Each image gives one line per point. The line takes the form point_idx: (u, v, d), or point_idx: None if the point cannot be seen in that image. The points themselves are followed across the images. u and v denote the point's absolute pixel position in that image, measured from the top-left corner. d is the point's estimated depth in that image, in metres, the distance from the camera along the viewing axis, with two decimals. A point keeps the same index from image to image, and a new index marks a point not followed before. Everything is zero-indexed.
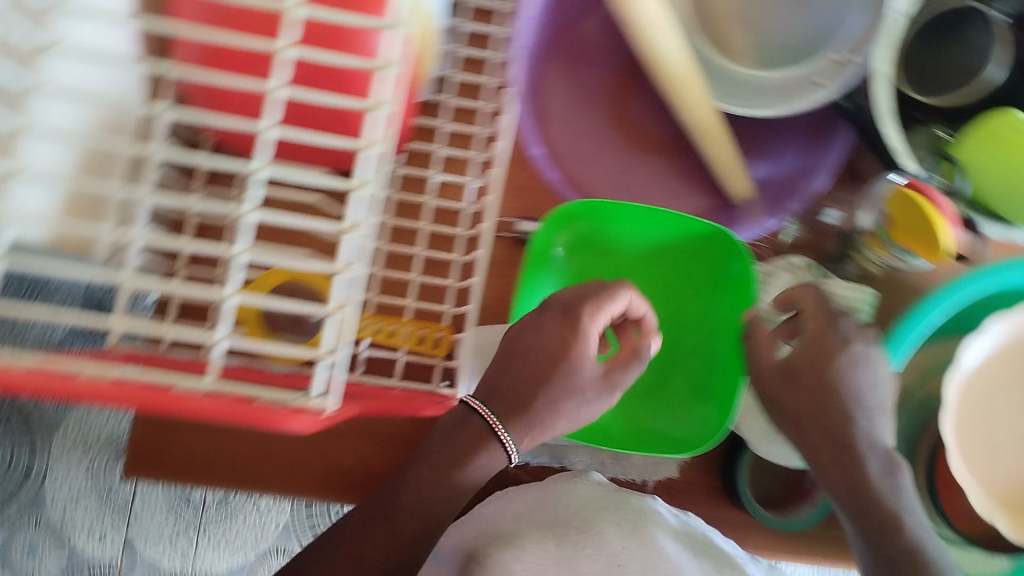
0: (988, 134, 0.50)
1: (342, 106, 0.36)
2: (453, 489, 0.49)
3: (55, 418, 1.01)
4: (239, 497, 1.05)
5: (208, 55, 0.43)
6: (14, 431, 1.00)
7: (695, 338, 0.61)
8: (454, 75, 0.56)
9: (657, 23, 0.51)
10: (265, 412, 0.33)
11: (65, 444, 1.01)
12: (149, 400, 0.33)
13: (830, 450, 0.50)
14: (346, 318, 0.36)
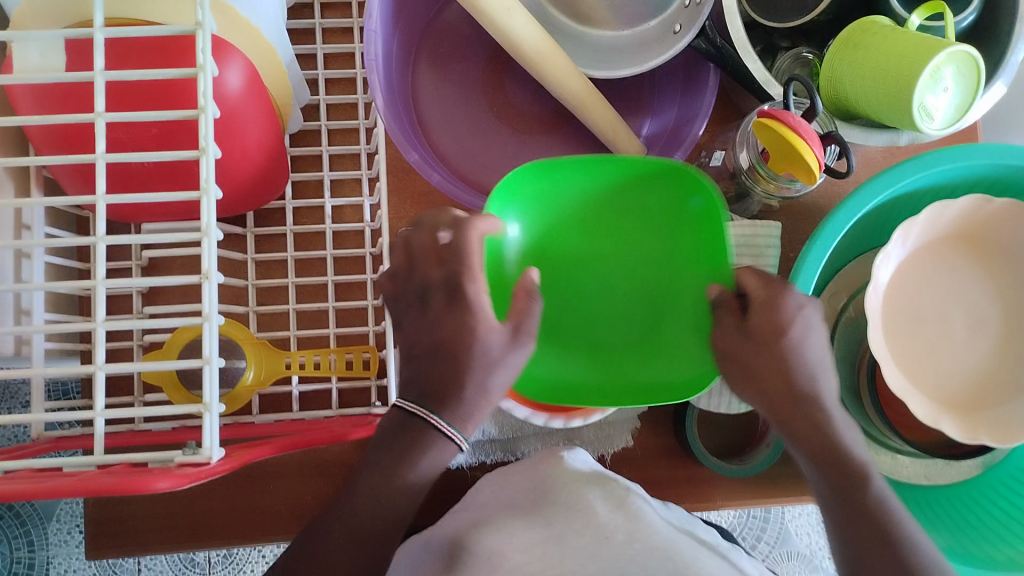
0: (852, 47, 0.51)
1: (178, 158, 0.36)
2: (406, 489, 0.45)
3: (43, 510, 0.90)
4: (244, 549, 0.95)
5: (62, 139, 0.44)
6: (10, 528, 0.90)
7: (672, 287, 0.52)
8: (325, 97, 0.57)
9: (502, 4, 0.50)
10: (130, 478, 0.30)
11: (63, 530, 0.91)
12: (23, 498, 0.30)
13: (787, 405, 0.46)
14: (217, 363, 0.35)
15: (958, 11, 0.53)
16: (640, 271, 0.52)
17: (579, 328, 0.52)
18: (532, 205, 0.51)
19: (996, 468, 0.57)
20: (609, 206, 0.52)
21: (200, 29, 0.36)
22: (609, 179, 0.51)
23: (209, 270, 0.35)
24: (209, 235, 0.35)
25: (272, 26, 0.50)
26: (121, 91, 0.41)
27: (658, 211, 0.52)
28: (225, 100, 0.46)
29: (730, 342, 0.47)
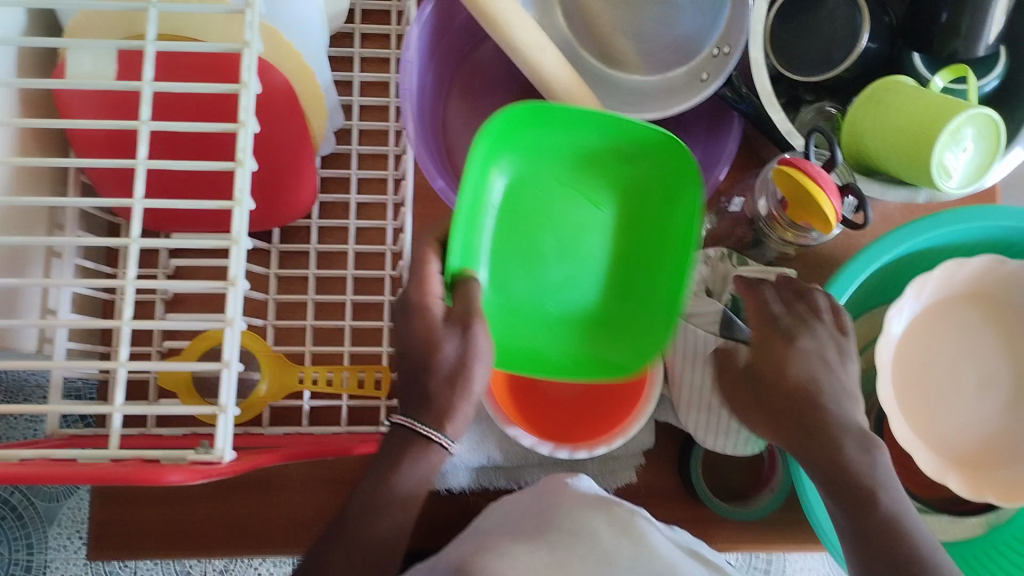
0: (875, 103, 0.52)
1: (215, 169, 0.38)
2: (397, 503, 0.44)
3: (45, 514, 0.90)
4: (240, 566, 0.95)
5: (107, 144, 0.46)
6: (11, 529, 0.90)
7: (645, 260, 0.54)
8: (358, 123, 0.59)
9: (535, 43, 0.52)
10: (143, 469, 0.31)
11: (63, 535, 0.90)
12: (38, 481, 0.31)
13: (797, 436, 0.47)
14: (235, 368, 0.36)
15: (982, 75, 0.55)
16: (625, 236, 0.54)
17: (528, 290, 0.53)
18: (510, 129, 0.49)
19: (1000, 529, 0.56)
20: (599, 170, 0.53)
21: (245, 48, 0.37)
22: (606, 144, 0.52)
23: (234, 275, 0.36)
24: (238, 243, 0.36)
25: (313, 52, 0.52)
26: (168, 102, 0.43)
27: (644, 177, 0.53)
28: None
29: (763, 372, 0.50)
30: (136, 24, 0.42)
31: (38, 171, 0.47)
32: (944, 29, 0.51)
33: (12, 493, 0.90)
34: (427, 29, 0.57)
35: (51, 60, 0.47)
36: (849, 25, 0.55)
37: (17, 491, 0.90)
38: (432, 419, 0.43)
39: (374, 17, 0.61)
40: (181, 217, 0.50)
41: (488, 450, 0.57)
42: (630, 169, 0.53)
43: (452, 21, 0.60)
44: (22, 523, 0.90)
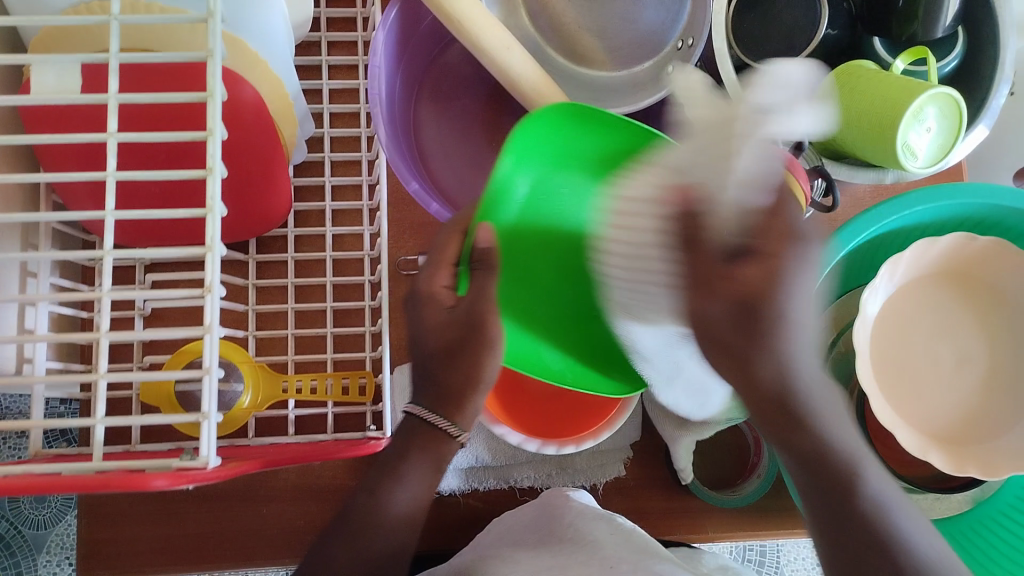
0: (839, 88, 0.52)
1: (186, 179, 0.38)
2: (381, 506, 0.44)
3: (33, 542, 0.89)
4: None
5: (77, 158, 0.46)
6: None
7: None
8: (329, 130, 0.59)
9: (503, 43, 0.52)
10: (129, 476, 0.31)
11: (53, 562, 0.89)
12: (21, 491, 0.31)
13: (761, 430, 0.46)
14: (217, 373, 0.36)
15: (942, 56, 0.55)
16: None
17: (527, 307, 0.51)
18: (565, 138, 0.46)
19: (985, 503, 0.57)
20: None
21: (209, 57, 0.37)
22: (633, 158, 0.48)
23: (210, 282, 0.36)
24: (212, 251, 0.36)
25: (282, 61, 0.52)
26: (135, 113, 0.43)
27: None
28: None
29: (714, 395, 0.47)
30: (99, 39, 0.42)
31: (6, 189, 0.47)
32: (902, 14, 0.52)
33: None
34: (391, 35, 0.57)
35: (13, 78, 0.47)
36: (810, 13, 0.56)
37: (3, 520, 0.89)
38: (433, 400, 0.45)
39: (341, 24, 0.61)
40: (158, 231, 0.50)
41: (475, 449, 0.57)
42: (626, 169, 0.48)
43: (417, 27, 0.60)
44: (11, 552, 0.89)
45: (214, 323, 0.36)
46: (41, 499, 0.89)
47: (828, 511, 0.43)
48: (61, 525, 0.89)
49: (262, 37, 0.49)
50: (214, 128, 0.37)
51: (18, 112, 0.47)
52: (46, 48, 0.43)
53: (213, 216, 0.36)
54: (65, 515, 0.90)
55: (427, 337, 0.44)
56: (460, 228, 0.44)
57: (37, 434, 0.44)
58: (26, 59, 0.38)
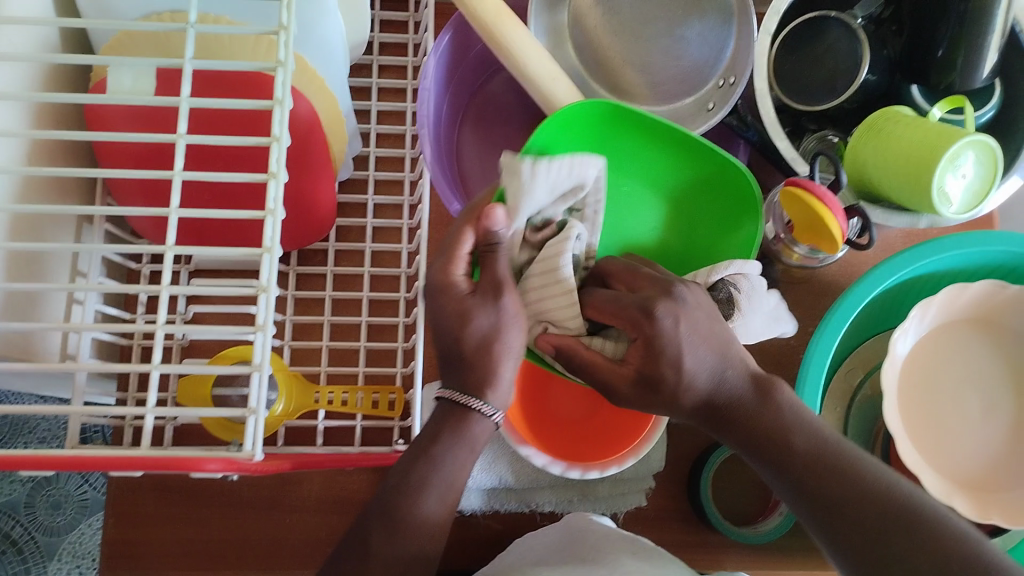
0: (875, 133, 0.53)
1: (250, 181, 0.39)
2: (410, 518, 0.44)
3: (46, 548, 0.89)
4: None
5: (135, 158, 0.47)
6: (10, 563, 0.89)
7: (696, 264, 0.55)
8: (375, 150, 0.61)
9: (550, 73, 0.54)
10: (184, 459, 0.33)
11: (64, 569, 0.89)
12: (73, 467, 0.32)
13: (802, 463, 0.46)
14: (268, 370, 0.37)
15: (979, 106, 0.56)
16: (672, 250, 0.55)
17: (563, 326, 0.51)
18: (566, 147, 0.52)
19: None
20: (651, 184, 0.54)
21: (279, 68, 0.39)
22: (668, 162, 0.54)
23: (265, 282, 0.38)
24: (269, 253, 0.38)
25: (336, 80, 0.53)
26: (204, 116, 0.45)
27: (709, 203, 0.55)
28: None
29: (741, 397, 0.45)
30: (170, 46, 0.44)
31: (62, 183, 0.49)
32: (942, 63, 0.54)
33: (13, 527, 0.89)
34: (442, 60, 0.59)
35: (81, 80, 0.49)
36: (850, 57, 0.57)
37: (19, 524, 0.89)
38: (480, 388, 0.44)
39: (392, 49, 0.64)
40: (208, 234, 0.51)
41: (498, 470, 0.58)
42: (701, 205, 0.55)
43: (467, 53, 0.62)
44: (24, 557, 0.89)
45: (267, 322, 0.37)
46: (58, 504, 0.89)
47: (829, 521, 0.41)
48: (75, 533, 0.90)
49: (324, 57, 0.51)
50: (279, 136, 0.38)
51: (83, 112, 0.49)
52: (118, 50, 0.45)
53: (274, 218, 0.38)
54: (80, 522, 0.90)
55: (450, 321, 0.44)
56: (472, 219, 0.45)
57: (79, 422, 0.45)
58: (102, 61, 0.40)
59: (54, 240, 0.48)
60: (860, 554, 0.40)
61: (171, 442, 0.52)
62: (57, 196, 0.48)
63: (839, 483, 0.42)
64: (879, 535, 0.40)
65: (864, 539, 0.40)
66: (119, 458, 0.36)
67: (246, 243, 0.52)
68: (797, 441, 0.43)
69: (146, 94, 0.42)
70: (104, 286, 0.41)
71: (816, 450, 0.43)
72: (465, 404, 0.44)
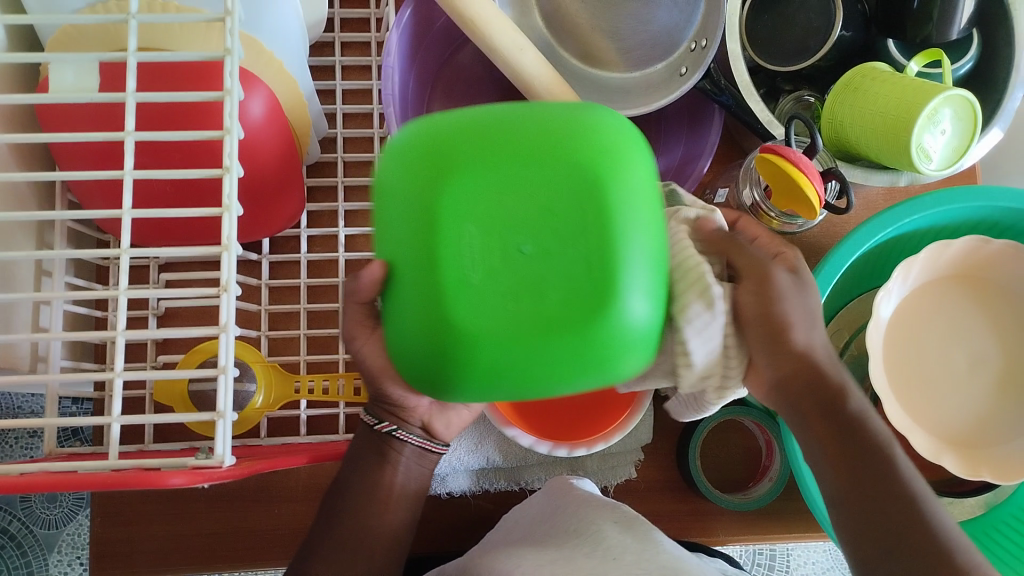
0: (852, 91, 0.52)
1: (203, 176, 0.38)
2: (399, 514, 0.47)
3: (45, 542, 0.89)
4: None
5: (91, 158, 0.46)
6: (11, 558, 0.89)
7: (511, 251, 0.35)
8: (342, 131, 0.59)
9: (514, 44, 0.52)
10: (145, 474, 0.32)
11: (64, 561, 0.89)
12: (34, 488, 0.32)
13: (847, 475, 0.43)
14: (233, 371, 0.37)
15: (956, 60, 0.55)
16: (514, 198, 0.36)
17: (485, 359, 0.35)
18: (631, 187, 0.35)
19: (999, 508, 0.55)
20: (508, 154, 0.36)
21: (226, 57, 0.38)
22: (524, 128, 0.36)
23: (224, 278, 0.37)
24: (225, 251, 0.37)
25: (296, 63, 0.52)
26: (153, 111, 0.44)
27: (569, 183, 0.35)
28: (249, 126, 0.48)
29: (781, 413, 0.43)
30: (118, 39, 0.43)
31: (21, 186, 0.48)
32: (918, 16, 0.52)
33: (10, 523, 0.89)
34: (406, 36, 0.58)
35: (29, 80, 0.47)
36: (824, 14, 0.56)
37: (16, 519, 0.89)
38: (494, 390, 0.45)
39: (353, 24, 0.61)
40: (174, 231, 0.50)
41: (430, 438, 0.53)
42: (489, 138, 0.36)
43: (430, 29, 0.61)
44: (23, 553, 0.89)
45: (229, 323, 0.37)
46: (52, 497, 0.89)
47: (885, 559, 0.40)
48: (73, 525, 0.90)
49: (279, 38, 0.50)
50: (229, 131, 0.37)
51: (33, 112, 0.47)
52: (64, 47, 0.43)
53: (228, 213, 0.37)
54: (77, 515, 0.90)
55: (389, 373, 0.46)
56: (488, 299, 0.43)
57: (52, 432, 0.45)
58: (45, 59, 0.39)
59: (14, 247, 0.47)
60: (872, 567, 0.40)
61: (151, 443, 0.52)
62: (14, 202, 0.47)
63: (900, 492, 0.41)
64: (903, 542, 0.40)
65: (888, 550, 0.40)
66: (84, 470, 0.35)
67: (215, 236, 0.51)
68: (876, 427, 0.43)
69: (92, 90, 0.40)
70: (65, 292, 0.41)
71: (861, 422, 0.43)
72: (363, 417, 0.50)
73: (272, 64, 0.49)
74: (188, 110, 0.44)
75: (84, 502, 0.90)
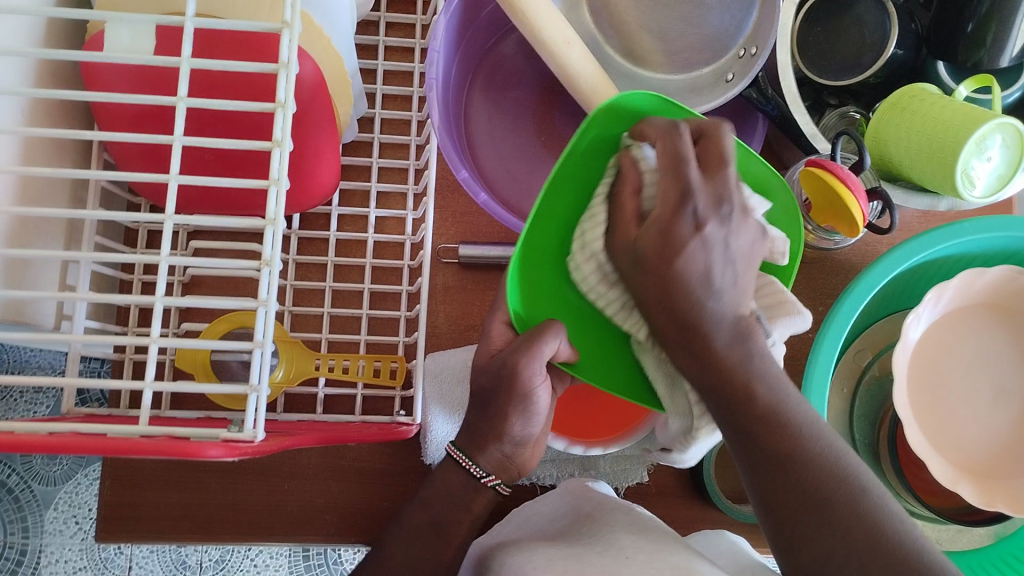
0: (898, 110, 0.52)
1: (251, 148, 0.37)
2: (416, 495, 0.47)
3: (42, 497, 0.89)
4: (233, 556, 0.94)
5: (132, 121, 0.46)
6: (7, 512, 0.89)
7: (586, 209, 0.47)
8: (380, 112, 0.59)
9: (564, 39, 0.51)
10: (180, 441, 0.32)
11: (60, 518, 0.90)
12: (67, 450, 0.32)
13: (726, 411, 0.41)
14: (271, 345, 0.36)
15: (1005, 87, 0.55)
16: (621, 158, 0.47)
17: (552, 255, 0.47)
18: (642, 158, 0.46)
19: (1007, 540, 0.55)
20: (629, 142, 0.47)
21: (284, 29, 0.37)
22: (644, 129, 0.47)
23: (267, 254, 0.37)
24: (271, 224, 0.36)
25: (343, 40, 0.51)
26: (201, 79, 0.43)
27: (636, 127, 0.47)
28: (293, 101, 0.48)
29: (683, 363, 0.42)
30: (170, 3, 0.42)
31: (60, 143, 0.47)
32: (969, 42, 0.52)
33: (8, 476, 0.89)
34: (453, 21, 0.57)
35: (75, 37, 0.47)
36: (879, 31, 0.55)
37: (14, 472, 0.89)
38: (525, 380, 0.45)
39: (399, 5, 0.61)
40: (210, 200, 0.50)
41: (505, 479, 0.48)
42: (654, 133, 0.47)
43: (478, 15, 0.60)
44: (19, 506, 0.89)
45: (270, 298, 0.36)
46: (54, 454, 0.90)
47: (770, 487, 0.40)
48: (72, 483, 0.90)
49: (329, 14, 0.49)
50: (283, 104, 0.37)
51: (78, 69, 0.47)
52: (115, 6, 0.43)
53: (275, 187, 0.36)
54: (76, 472, 0.90)
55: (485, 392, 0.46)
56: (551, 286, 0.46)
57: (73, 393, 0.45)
58: (101, 18, 0.38)
59: (48, 204, 0.47)
60: (790, 521, 0.39)
61: (169, 409, 0.52)
62: (51, 159, 0.46)
63: (792, 479, 0.39)
64: (824, 522, 0.38)
65: (809, 522, 0.38)
66: (114, 433, 0.35)
67: (251, 208, 0.50)
68: (755, 399, 0.40)
69: (144, 53, 0.40)
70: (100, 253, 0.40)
71: (774, 419, 0.40)
72: (461, 462, 0.47)
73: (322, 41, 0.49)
74: (237, 80, 0.43)
75: (83, 460, 0.90)
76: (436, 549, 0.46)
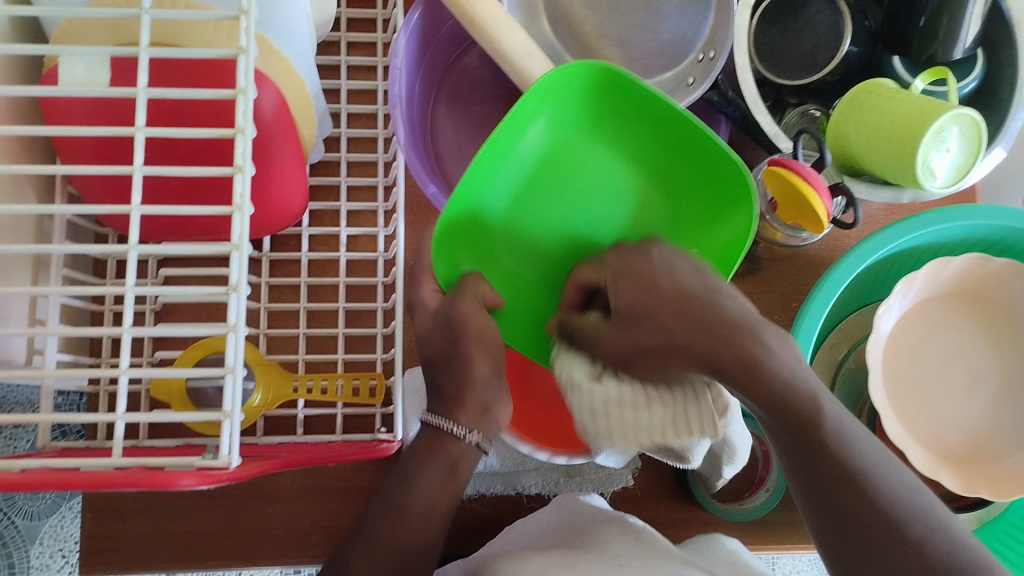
0: (857, 106, 0.52)
1: (213, 174, 0.37)
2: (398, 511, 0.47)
3: (26, 533, 0.88)
4: None
5: (94, 153, 0.45)
6: None
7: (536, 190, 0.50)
8: (346, 131, 0.59)
9: (524, 49, 0.51)
10: (154, 473, 0.32)
11: (46, 553, 0.88)
12: (39, 487, 0.31)
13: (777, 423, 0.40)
14: (244, 370, 0.36)
15: (960, 78, 0.56)
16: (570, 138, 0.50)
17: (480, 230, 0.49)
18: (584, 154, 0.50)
19: (992, 524, 0.56)
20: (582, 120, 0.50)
21: (241, 54, 0.37)
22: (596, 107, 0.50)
23: (235, 279, 0.37)
24: (237, 248, 0.36)
25: (303, 62, 0.52)
26: (162, 107, 0.43)
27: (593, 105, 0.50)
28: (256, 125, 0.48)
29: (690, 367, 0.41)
30: (126, 33, 0.42)
31: (22, 178, 0.47)
32: (923, 35, 0.53)
33: None
34: (413, 38, 0.57)
35: (32, 71, 0.47)
36: (832, 30, 0.56)
37: None
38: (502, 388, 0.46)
39: (359, 24, 0.61)
40: (177, 227, 0.50)
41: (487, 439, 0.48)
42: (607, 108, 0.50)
43: (439, 30, 0.60)
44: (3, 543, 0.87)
45: (240, 323, 0.36)
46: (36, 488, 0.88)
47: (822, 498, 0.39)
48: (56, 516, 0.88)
49: (288, 37, 0.50)
50: (244, 129, 0.37)
51: (37, 103, 0.47)
52: (70, 39, 0.42)
53: (238, 212, 0.36)
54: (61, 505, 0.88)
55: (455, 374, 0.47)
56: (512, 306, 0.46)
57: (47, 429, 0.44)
58: (54, 51, 0.38)
59: (14, 240, 0.46)
60: (848, 532, 0.39)
61: (147, 439, 0.51)
62: (14, 194, 0.46)
63: (849, 485, 0.38)
64: (877, 532, 0.38)
65: (864, 532, 0.38)
66: (87, 467, 0.35)
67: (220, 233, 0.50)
68: (796, 403, 0.39)
69: (101, 85, 0.40)
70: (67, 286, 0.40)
71: (817, 427, 0.39)
72: (442, 427, 0.47)
73: (283, 64, 0.49)
74: (198, 107, 0.43)
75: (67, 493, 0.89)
76: (422, 565, 0.46)
